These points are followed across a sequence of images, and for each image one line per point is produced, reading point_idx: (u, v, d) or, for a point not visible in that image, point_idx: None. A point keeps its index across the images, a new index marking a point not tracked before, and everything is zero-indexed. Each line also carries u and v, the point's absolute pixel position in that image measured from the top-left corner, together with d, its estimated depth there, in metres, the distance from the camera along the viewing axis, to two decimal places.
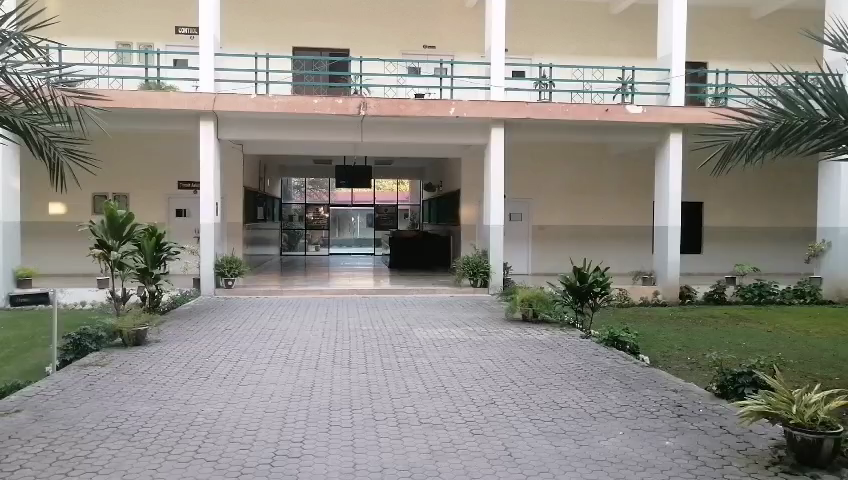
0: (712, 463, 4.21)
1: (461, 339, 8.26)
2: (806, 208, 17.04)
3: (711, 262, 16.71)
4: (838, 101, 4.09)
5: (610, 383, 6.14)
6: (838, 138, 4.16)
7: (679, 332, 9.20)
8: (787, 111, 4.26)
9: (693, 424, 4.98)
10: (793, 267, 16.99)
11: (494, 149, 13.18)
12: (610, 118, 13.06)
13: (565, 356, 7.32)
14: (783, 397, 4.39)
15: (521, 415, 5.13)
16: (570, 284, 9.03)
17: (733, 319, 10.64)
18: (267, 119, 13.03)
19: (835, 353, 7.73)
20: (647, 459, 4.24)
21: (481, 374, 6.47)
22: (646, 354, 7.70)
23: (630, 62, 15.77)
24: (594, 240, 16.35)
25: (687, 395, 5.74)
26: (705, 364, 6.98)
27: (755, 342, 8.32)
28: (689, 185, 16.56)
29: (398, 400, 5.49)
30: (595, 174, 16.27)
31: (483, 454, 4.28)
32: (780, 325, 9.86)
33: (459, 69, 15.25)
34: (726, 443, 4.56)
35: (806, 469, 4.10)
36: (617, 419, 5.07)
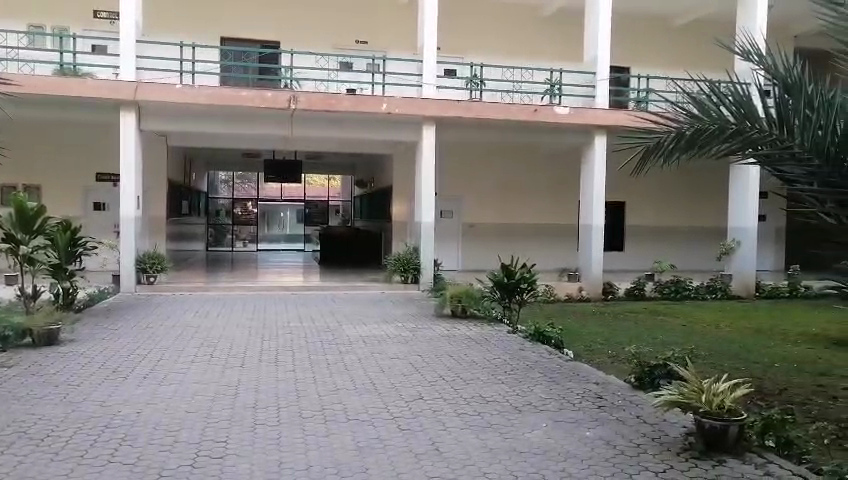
0: (629, 451, 4.39)
1: (390, 336, 8.28)
2: (718, 208, 18.01)
3: (632, 259, 17.45)
4: (746, 108, 4.06)
5: (535, 376, 6.32)
6: (746, 144, 4.09)
7: (601, 327, 9.56)
8: (701, 116, 4.23)
9: (612, 414, 5.18)
10: (706, 265, 17.93)
11: (427, 147, 13.24)
12: (538, 119, 13.38)
13: (493, 351, 7.46)
14: (694, 387, 4.65)
15: (449, 410, 5.20)
16: (497, 280, 9.36)
17: (652, 313, 11.14)
18: (193, 110, 12.62)
19: (743, 345, 8.22)
20: (568, 450, 4.38)
21: (410, 369, 6.51)
22: (570, 348, 7.93)
23: (557, 64, 16.20)
24: (523, 238, 16.73)
25: (607, 387, 5.97)
26: (625, 358, 7.27)
27: (670, 336, 8.75)
28: (613, 186, 17.20)
29: (326, 398, 5.45)
30: (524, 173, 16.63)
31: (410, 449, 4.31)
32: (693, 319, 10.41)
33: (391, 65, 15.25)
34: (642, 432, 4.77)
35: (714, 454, 4.35)
36: (542, 412, 5.22)
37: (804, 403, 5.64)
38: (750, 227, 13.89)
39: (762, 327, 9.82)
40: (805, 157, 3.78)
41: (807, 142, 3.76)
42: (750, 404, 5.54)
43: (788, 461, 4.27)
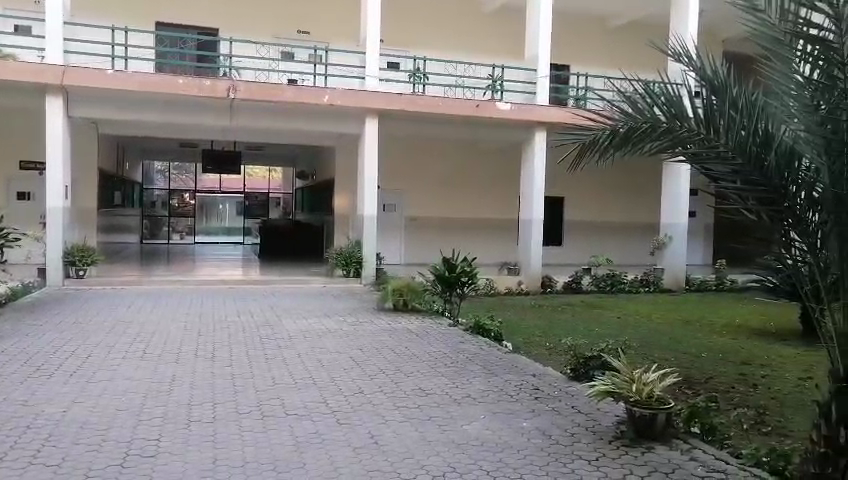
0: (563, 440, 4.50)
1: (331, 330, 8.21)
2: (651, 205, 18.65)
3: (570, 253, 17.89)
4: (676, 109, 4.18)
5: (474, 369, 6.40)
6: (675, 143, 4.16)
7: (540, 319, 9.76)
8: (634, 115, 4.35)
9: (548, 405, 5.31)
10: (641, 259, 18.56)
11: (369, 140, 13.17)
12: (481, 114, 13.52)
13: (433, 344, 7.51)
14: (625, 377, 4.82)
15: (388, 403, 5.21)
16: (439, 274, 9.39)
17: (588, 306, 11.45)
18: (126, 97, 12.14)
19: (673, 336, 8.56)
20: (505, 440, 4.46)
21: (350, 363, 6.48)
22: (508, 340, 8.06)
23: (499, 60, 16.37)
24: (464, 232, 16.90)
25: (544, 378, 6.10)
26: (562, 349, 7.45)
27: (605, 328, 9.02)
28: (552, 182, 17.56)
29: (263, 393, 5.36)
30: (466, 168, 16.77)
31: (349, 443, 4.29)
32: (627, 312, 10.75)
33: (334, 56, 15.08)
34: (577, 422, 4.91)
35: (644, 441, 4.51)
36: (481, 404, 5.29)
37: (728, 391, 5.93)
38: (681, 224, 14.45)
39: (691, 319, 10.24)
40: (729, 157, 3.87)
41: (731, 142, 3.87)
42: (678, 393, 5.77)
43: (712, 446, 4.47)
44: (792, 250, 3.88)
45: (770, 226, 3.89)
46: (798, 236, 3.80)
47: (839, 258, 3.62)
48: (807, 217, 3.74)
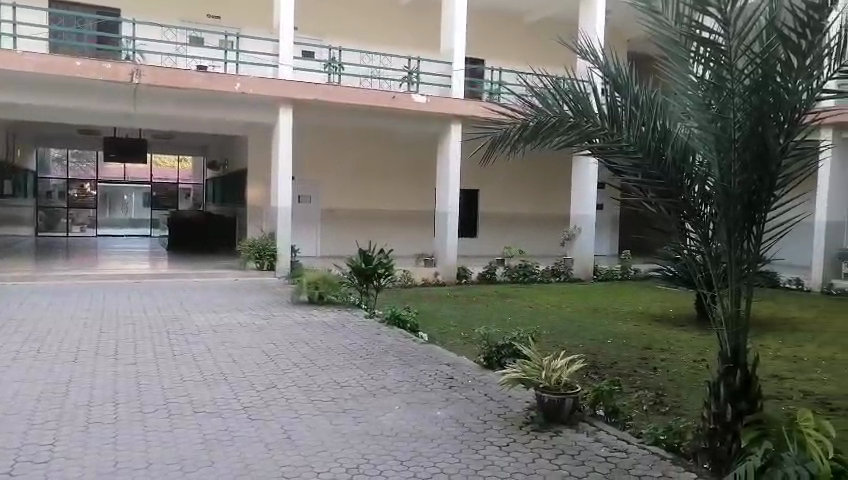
0: (476, 428, 4.60)
1: (243, 324, 8.00)
2: (561, 197, 19.32)
3: (485, 245, 18.28)
4: (583, 105, 4.32)
5: (389, 360, 6.42)
6: (581, 137, 4.29)
7: (456, 310, 9.91)
8: (544, 109, 4.45)
9: (462, 393, 5.41)
10: (552, 250, 19.21)
11: (283, 131, 12.87)
12: (396, 106, 13.52)
13: (349, 337, 7.46)
14: (535, 365, 4.98)
15: (302, 397, 5.14)
16: (355, 265, 9.33)
17: (501, 296, 11.74)
18: (15, 79, 11.29)
19: (582, 324, 8.92)
20: (419, 430, 4.51)
21: (263, 358, 6.34)
22: (424, 331, 8.12)
23: (415, 52, 16.44)
24: (381, 224, 16.89)
25: (458, 367, 6.21)
26: (476, 339, 7.59)
27: (518, 317, 9.28)
28: (468, 174, 17.82)
29: (170, 391, 5.16)
30: (382, 159, 16.75)
31: (261, 438, 4.21)
32: (539, 301, 11.10)
33: (246, 43, 14.63)
34: (489, 409, 5.03)
35: (552, 425, 4.69)
36: (395, 394, 5.32)
37: (630, 374, 6.25)
38: (589, 216, 15.02)
39: (597, 307, 10.69)
40: (631, 150, 4.04)
41: (632, 137, 4.04)
42: (585, 378, 6.03)
43: (615, 427, 4.71)
44: (687, 241, 4.10)
45: (667, 218, 4.09)
46: (692, 227, 4.01)
47: (727, 248, 3.86)
48: (699, 209, 3.97)
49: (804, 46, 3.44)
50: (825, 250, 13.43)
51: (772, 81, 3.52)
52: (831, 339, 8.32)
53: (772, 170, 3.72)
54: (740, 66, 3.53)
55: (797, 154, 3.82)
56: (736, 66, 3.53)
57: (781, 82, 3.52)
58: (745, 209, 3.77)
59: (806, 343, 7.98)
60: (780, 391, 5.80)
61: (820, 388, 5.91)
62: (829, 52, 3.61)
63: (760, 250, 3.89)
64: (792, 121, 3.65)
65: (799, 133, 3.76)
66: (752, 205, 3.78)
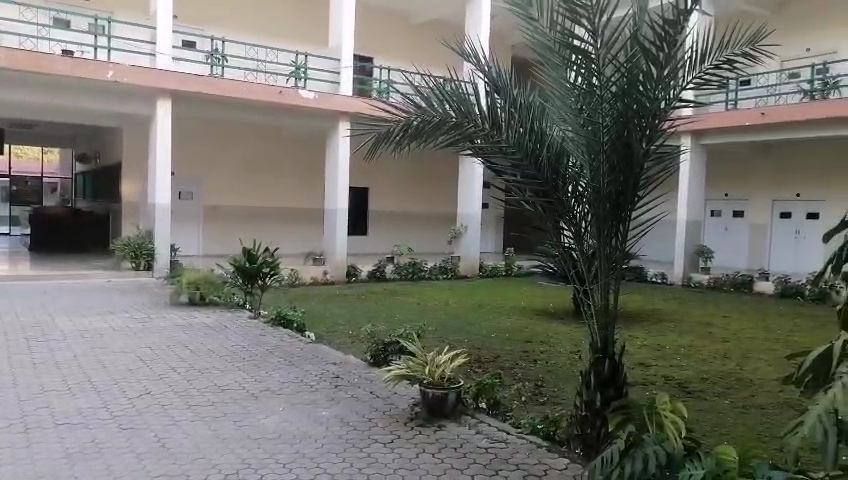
0: (361, 426, 4.60)
1: (115, 328, 7.51)
2: (448, 196, 19.74)
3: (373, 242, 18.27)
4: (465, 105, 4.29)
5: (273, 361, 6.27)
6: (463, 137, 4.25)
7: (343, 308, 9.87)
8: (427, 108, 4.34)
9: (348, 392, 5.38)
10: (439, 247, 19.58)
11: (161, 123, 12.18)
12: (283, 101, 13.23)
13: (232, 338, 7.21)
14: (420, 361, 5.05)
15: (179, 403, 4.90)
16: (238, 265, 9.02)
17: (390, 293, 11.81)
18: None
19: (467, 320, 9.15)
20: (304, 431, 4.44)
21: (137, 363, 5.99)
22: (311, 330, 8.00)
23: (302, 47, 16.19)
24: (268, 222, 16.47)
25: (344, 366, 6.17)
26: (364, 336, 7.58)
27: (406, 314, 9.37)
28: (356, 171, 17.70)
29: (28, 402, 4.75)
30: (268, 155, 16.32)
31: (131, 449, 3.96)
32: (426, 298, 11.28)
33: (119, 29, 13.72)
34: (374, 406, 5.04)
35: (437, 419, 4.79)
36: (279, 396, 5.20)
37: (511, 368, 6.48)
38: (475, 215, 15.41)
39: (482, 302, 11.03)
40: (510, 151, 4.13)
41: (511, 137, 4.13)
42: (469, 372, 6.19)
43: (496, 418, 4.87)
44: (562, 239, 4.30)
45: (544, 216, 4.26)
46: (566, 226, 4.21)
47: (598, 245, 4.11)
48: (572, 208, 4.17)
49: (662, 57, 3.75)
50: (685, 246, 14.63)
51: (636, 89, 3.77)
52: (689, 328, 9.10)
53: (637, 172, 3.99)
54: (607, 74, 3.79)
55: (657, 157, 4.13)
56: (603, 73, 3.77)
57: (644, 89, 3.77)
58: (613, 208, 4.03)
59: (668, 333, 8.66)
60: (645, 378, 6.25)
61: (679, 373, 6.44)
62: (683, 65, 3.95)
63: (625, 247, 4.18)
64: (655, 126, 3.94)
65: (659, 138, 4.07)
66: (619, 205, 4.04)
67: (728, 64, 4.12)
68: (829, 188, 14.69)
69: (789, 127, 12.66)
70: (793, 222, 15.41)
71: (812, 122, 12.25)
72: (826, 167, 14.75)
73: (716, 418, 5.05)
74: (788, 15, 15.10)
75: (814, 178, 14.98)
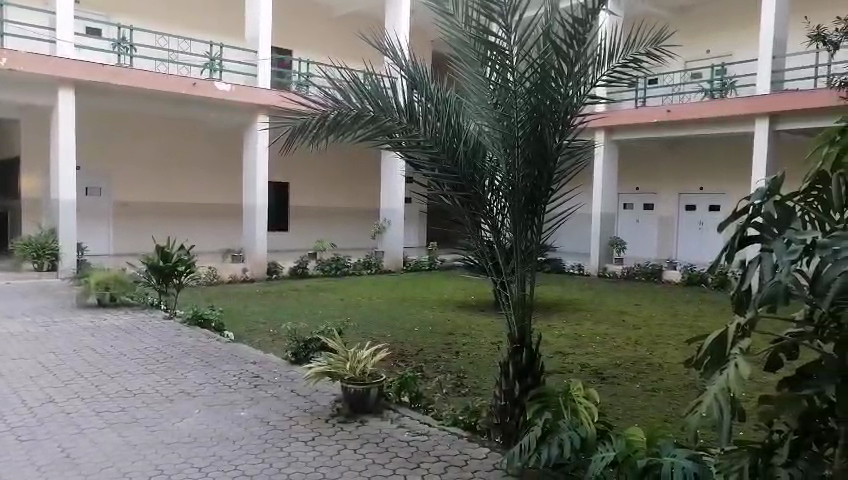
0: (281, 425, 4.52)
1: (14, 333, 7.03)
2: (370, 191, 19.68)
3: (294, 239, 17.95)
4: (382, 100, 4.22)
5: (190, 362, 6.07)
6: (380, 132, 4.18)
7: (265, 306, 9.65)
8: (344, 102, 4.23)
9: (267, 391, 5.27)
10: (362, 243, 19.49)
11: (64, 115, 11.46)
12: (197, 94, 12.77)
13: (145, 340, 6.91)
14: (341, 357, 5.02)
15: (86, 410, 4.65)
16: (150, 263, 8.64)
17: (313, 290, 11.65)
18: None
19: (390, 314, 9.16)
20: (220, 433, 4.31)
21: (39, 370, 5.64)
22: (230, 329, 7.78)
23: (218, 38, 15.68)
24: (183, 219, 15.89)
25: (264, 365, 6.04)
26: (285, 334, 7.44)
27: (329, 310, 9.27)
28: (275, 166, 17.33)
29: None
30: (181, 149, 15.71)
31: (31, 461, 3.73)
32: (350, 294, 11.21)
33: (14, 14, 12.82)
34: (295, 405, 4.95)
35: (359, 415, 4.77)
36: (194, 398, 5.03)
37: (434, 360, 6.53)
38: (398, 210, 15.37)
39: (405, 297, 11.09)
40: (428, 146, 4.11)
41: (429, 132, 4.12)
42: (392, 366, 6.20)
43: (418, 411, 4.89)
44: (481, 234, 4.34)
45: (461, 211, 4.28)
46: (483, 220, 4.27)
47: (515, 239, 4.22)
48: (489, 203, 4.22)
49: (572, 54, 3.87)
50: (599, 238, 15.19)
51: (549, 86, 3.88)
52: (604, 316, 9.46)
53: (550, 166, 4.11)
54: (521, 69, 3.86)
55: (569, 152, 4.27)
56: (517, 68, 3.85)
57: (555, 86, 3.89)
58: (527, 202, 4.15)
59: (585, 322, 8.99)
60: (563, 366, 6.44)
61: (594, 361, 6.68)
62: (592, 63, 4.09)
63: (540, 240, 4.30)
64: (565, 122, 4.07)
65: (570, 133, 4.21)
66: (533, 199, 4.16)
67: (634, 63, 4.30)
68: (729, 182, 15.61)
69: (693, 124, 13.36)
70: (697, 214, 16.28)
71: (713, 119, 12.99)
72: (726, 163, 15.69)
73: (628, 402, 5.28)
74: (690, 17, 15.92)
75: (716, 172, 15.88)
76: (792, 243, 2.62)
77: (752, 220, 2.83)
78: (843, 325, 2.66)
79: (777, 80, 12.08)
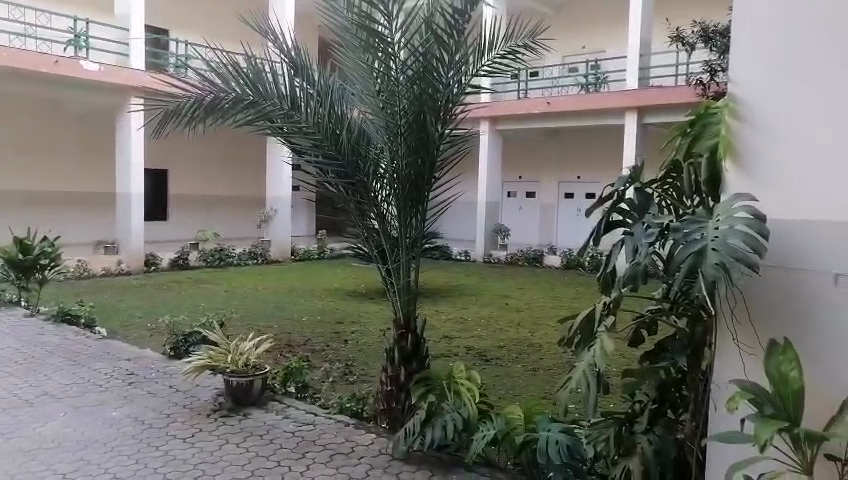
0: (158, 423, 4.30)
1: None
2: (254, 178, 19.14)
3: (176, 229, 17.07)
4: (262, 84, 4.01)
5: (55, 362, 5.62)
6: (261, 116, 3.99)
7: (141, 299, 9.15)
8: (221, 85, 3.97)
9: (143, 389, 4.99)
10: (245, 232, 18.94)
11: None
12: (60, 72, 11.75)
13: (2, 340, 6.33)
14: (222, 350, 4.84)
15: None
16: (8, 257, 7.88)
17: (193, 282, 11.20)
18: None
19: (277, 305, 8.99)
20: (89, 436, 4.04)
21: None
22: (102, 325, 7.30)
23: (83, 12, 14.51)
24: (49, 208, 14.66)
25: (139, 362, 5.71)
26: (164, 329, 7.09)
27: (212, 302, 8.94)
28: (152, 152, 16.31)
29: None
30: (43, 131, 14.40)
31: None
32: (236, 284, 10.88)
33: None
34: (173, 401, 4.73)
35: (242, 408, 4.64)
36: (59, 400, 4.67)
37: (322, 349, 6.49)
38: (285, 199, 15.01)
39: (294, 286, 10.91)
40: (311, 132, 4.01)
41: (312, 118, 4.01)
42: (278, 358, 6.06)
43: (304, 402, 4.83)
44: (367, 222, 4.31)
45: (346, 199, 4.22)
46: (369, 209, 4.24)
47: (400, 227, 4.26)
48: (376, 191, 4.21)
49: (452, 44, 3.93)
50: (485, 226, 15.65)
51: (431, 75, 3.91)
52: (488, 300, 9.78)
53: (433, 154, 4.17)
54: (402, 57, 3.87)
55: (451, 141, 4.34)
56: (398, 56, 3.85)
57: (437, 75, 3.94)
58: (411, 189, 4.19)
59: (470, 306, 9.27)
60: (449, 350, 6.60)
61: (478, 344, 6.91)
62: (472, 52, 4.17)
63: (424, 227, 4.37)
64: (447, 111, 4.13)
65: (452, 123, 4.28)
66: (417, 187, 4.21)
67: (512, 55, 4.43)
68: (602, 172, 16.62)
69: (569, 116, 14.05)
70: (575, 202, 17.15)
71: (587, 112, 13.73)
72: (600, 153, 16.66)
73: (510, 382, 5.49)
74: (565, 13, 16.68)
75: (591, 163, 16.86)
76: (650, 226, 2.82)
77: (617, 205, 3.01)
78: (692, 301, 2.90)
79: (644, 76, 12.97)
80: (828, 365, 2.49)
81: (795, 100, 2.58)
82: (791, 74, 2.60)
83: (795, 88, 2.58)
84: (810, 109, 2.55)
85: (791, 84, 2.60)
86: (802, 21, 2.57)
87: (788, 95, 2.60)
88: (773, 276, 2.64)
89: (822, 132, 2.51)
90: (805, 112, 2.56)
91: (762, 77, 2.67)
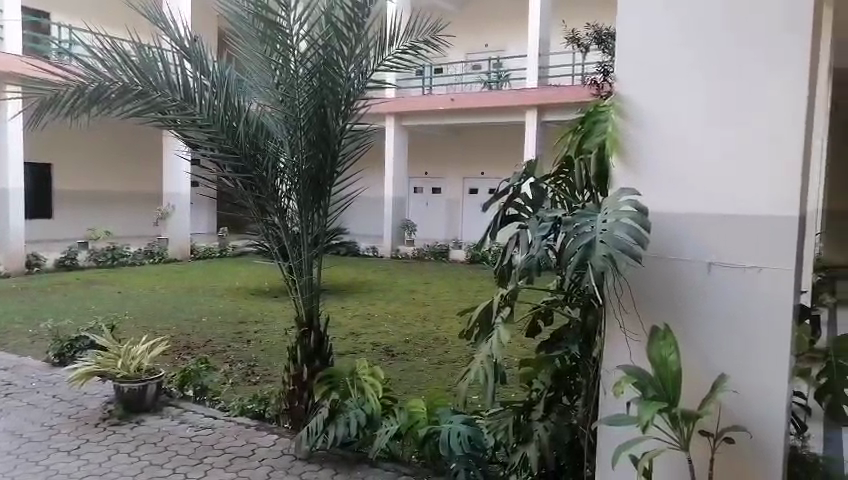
0: (38, 436, 3.99)
1: None
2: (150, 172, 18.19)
3: (62, 228, 16.02)
4: (152, 73, 3.77)
5: None
6: (151, 108, 3.76)
7: (21, 303, 8.45)
8: (105, 74, 3.69)
9: (22, 400, 4.63)
10: (140, 230, 17.96)
11: None
12: None
13: None
14: (112, 355, 4.59)
15: None
16: None
17: (83, 283, 10.52)
18: None
19: (175, 305, 8.59)
20: None
21: None
22: None
23: None
24: None
25: (18, 371, 5.28)
26: (48, 335, 6.60)
27: (104, 305, 8.42)
28: (33, 146, 15.14)
29: None
30: None
31: None
32: (129, 285, 10.30)
33: None
34: (57, 412, 4.41)
35: (134, 415, 4.39)
36: None
37: (223, 350, 6.26)
38: (184, 196, 14.53)
39: (194, 286, 10.47)
40: (205, 125, 3.84)
41: (206, 109, 3.84)
42: (176, 361, 5.80)
43: (203, 405, 4.64)
44: (266, 218, 4.19)
45: (244, 194, 4.08)
46: (268, 205, 4.12)
47: (302, 223, 4.17)
48: (276, 186, 4.09)
49: (352, 37, 3.90)
50: (391, 221, 15.70)
51: (331, 69, 3.86)
52: (396, 295, 9.79)
53: (334, 148, 4.12)
54: (302, 49, 3.79)
55: (352, 136, 4.30)
56: (298, 48, 3.76)
57: (336, 68, 3.89)
58: (312, 184, 4.12)
59: (378, 302, 9.24)
60: (355, 346, 6.55)
61: (385, 339, 6.91)
62: (372, 46, 4.15)
63: (325, 222, 4.31)
64: (348, 105, 4.09)
65: (353, 117, 4.24)
66: (318, 182, 4.15)
67: (413, 50, 4.42)
68: (505, 169, 17.12)
69: (472, 113, 14.28)
70: (479, 198, 17.54)
71: (489, 109, 14.03)
72: (504, 150, 17.18)
73: (416, 376, 5.52)
74: (466, 12, 16.94)
75: (494, 160, 17.33)
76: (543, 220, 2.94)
77: (512, 199, 3.11)
78: (584, 292, 3.02)
79: (543, 75, 13.40)
80: (703, 348, 2.66)
81: (677, 100, 2.73)
82: (671, 75, 2.75)
83: (673, 88, 2.74)
84: (688, 109, 2.71)
85: (669, 84, 2.75)
86: (681, 25, 2.71)
87: (668, 94, 2.76)
88: (656, 268, 2.78)
89: (699, 129, 2.68)
90: (683, 110, 2.71)
91: (646, 78, 2.81)
